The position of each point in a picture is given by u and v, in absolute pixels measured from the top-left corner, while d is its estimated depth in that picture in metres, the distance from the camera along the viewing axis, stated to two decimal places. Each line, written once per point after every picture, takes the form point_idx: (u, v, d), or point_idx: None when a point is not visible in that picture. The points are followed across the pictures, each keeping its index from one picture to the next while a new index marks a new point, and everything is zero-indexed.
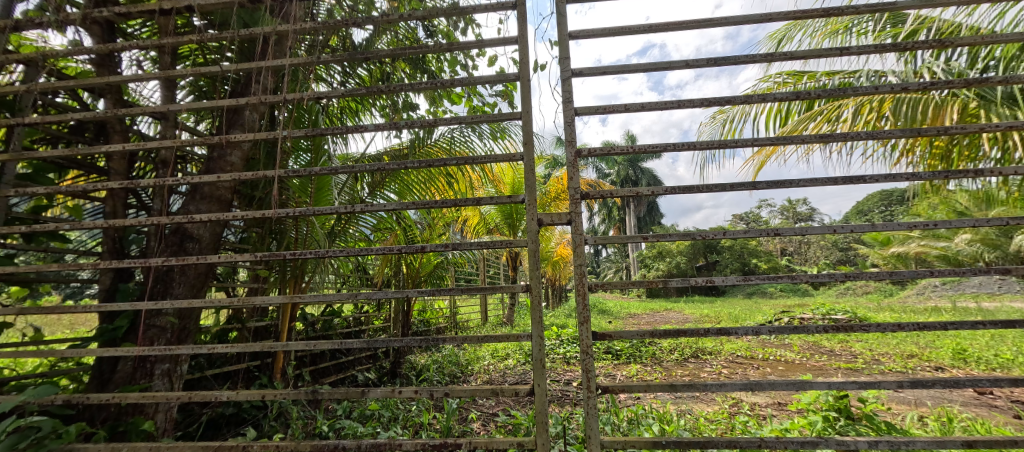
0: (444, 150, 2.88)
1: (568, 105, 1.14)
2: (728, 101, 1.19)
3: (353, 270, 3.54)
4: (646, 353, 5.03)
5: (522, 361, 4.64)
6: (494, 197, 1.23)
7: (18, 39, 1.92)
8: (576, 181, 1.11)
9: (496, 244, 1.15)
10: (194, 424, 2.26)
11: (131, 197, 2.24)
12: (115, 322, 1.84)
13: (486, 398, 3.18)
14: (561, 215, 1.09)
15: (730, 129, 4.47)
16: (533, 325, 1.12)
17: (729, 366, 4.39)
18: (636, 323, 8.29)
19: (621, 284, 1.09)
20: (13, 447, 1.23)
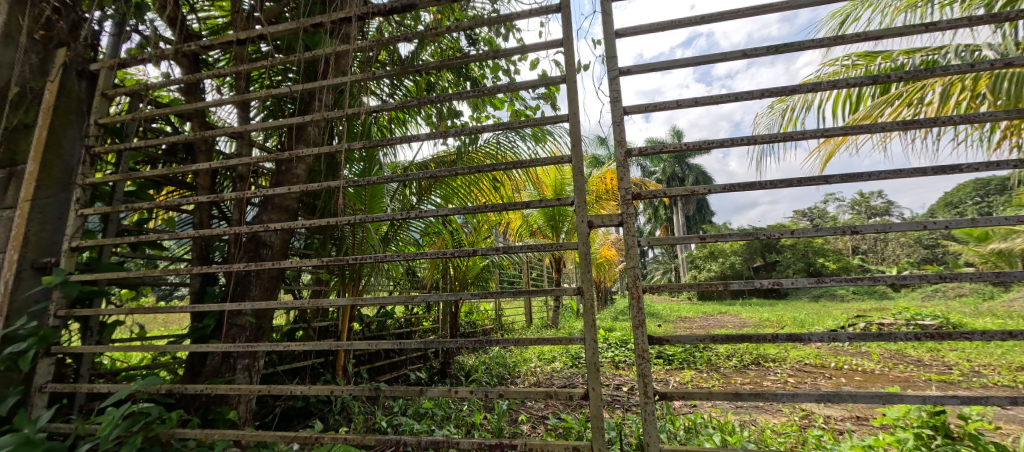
0: (489, 155, 2.95)
1: (615, 105, 1.15)
2: (792, 90, 1.13)
3: (403, 273, 3.71)
4: (700, 359, 4.85)
5: (570, 364, 4.62)
6: (542, 200, 1.23)
7: (123, 74, 2.21)
8: (627, 182, 1.11)
9: (547, 247, 1.16)
10: (270, 415, 2.47)
11: (214, 208, 2.50)
12: (203, 321, 2.06)
13: (536, 401, 3.21)
14: (612, 217, 1.10)
15: (790, 118, 4.23)
16: (587, 326, 1.13)
17: (795, 375, 4.12)
18: (688, 328, 7.98)
19: (678, 286, 1.08)
20: (129, 430, 1.40)
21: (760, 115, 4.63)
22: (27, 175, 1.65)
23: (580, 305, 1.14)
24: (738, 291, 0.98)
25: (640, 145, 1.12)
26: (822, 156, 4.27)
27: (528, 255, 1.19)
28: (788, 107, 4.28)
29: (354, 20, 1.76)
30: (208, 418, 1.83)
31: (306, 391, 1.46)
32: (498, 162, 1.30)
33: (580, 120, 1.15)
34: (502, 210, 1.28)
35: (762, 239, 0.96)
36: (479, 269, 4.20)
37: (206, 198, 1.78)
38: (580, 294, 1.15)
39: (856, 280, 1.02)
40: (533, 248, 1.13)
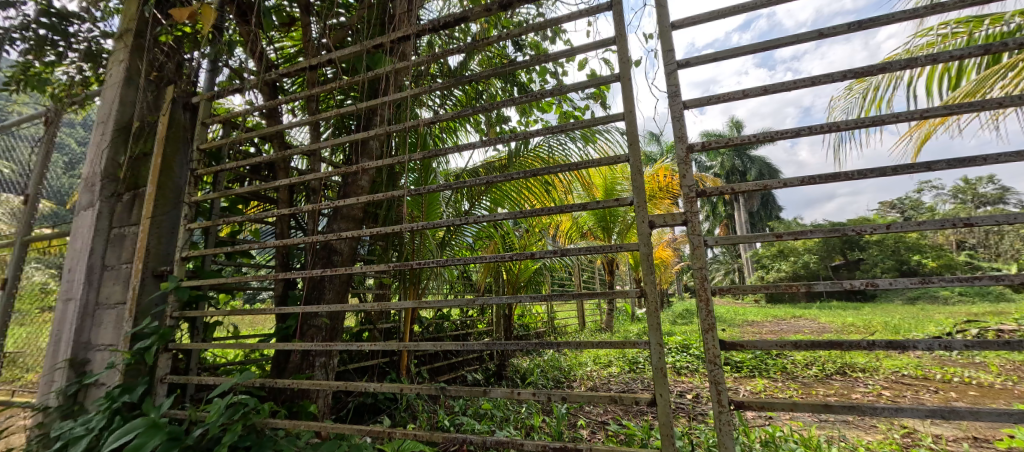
0: (539, 158, 2.98)
1: (673, 103, 1.12)
2: (882, 69, 0.96)
3: (458, 277, 3.84)
4: (773, 367, 4.54)
5: (626, 368, 4.53)
6: (600, 201, 1.18)
7: (215, 103, 2.50)
8: (690, 180, 1.10)
9: (607, 248, 1.16)
10: (344, 410, 2.68)
11: (292, 220, 2.74)
12: (287, 322, 2.27)
13: (594, 406, 3.18)
14: (674, 216, 1.09)
15: (875, 99, 3.88)
16: (652, 329, 1.11)
17: (890, 388, 3.74)
18: (756, 332, 7.48)
19: (751, 287, 1.03)
20: (231, 418, 1.55)
21: (837, 98, 4.30)
22: (148, 195, 1.93)
23: (643, 307, 1.12)
24: (822, 292, 0.91)
25: (703, 139, 1.09)
26: (918, 138, 3.87)
27: (587, 257, 1.18)
28: (870, 88, 3.93)
29: (410, 38, 1.85)
30: (294, 410, 2.01)
31: (376, 389, 1.54)
32: (553, 164, 1.31)
33: (636, 119, 1.15)
34: (558, 213, 1.28)
35: (848, 234, 0.89)
36: (531, 272, 4.23)
37: (285, 210, 1.95)
38: (643, 296, 1.13)
39: (968, 280, 0.90)
40: (592, 249, 1.13)
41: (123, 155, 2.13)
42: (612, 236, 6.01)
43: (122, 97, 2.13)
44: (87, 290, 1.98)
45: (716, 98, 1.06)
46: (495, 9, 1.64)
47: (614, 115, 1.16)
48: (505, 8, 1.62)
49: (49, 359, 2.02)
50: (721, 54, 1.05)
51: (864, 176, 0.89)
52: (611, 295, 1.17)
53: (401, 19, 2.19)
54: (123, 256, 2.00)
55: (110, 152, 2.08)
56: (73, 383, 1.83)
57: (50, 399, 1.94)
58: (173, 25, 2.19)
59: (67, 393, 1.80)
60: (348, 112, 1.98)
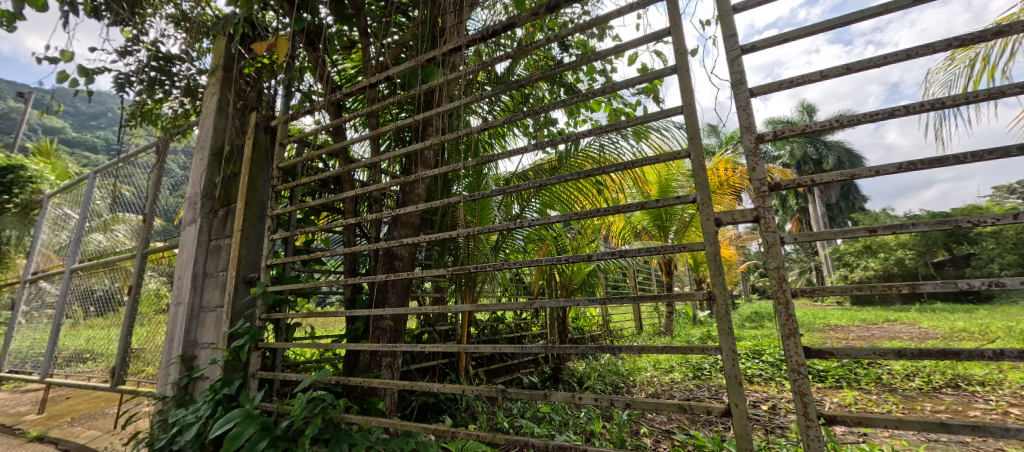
0: (590, 158, 2.97)
1: (737, 89, 1.05)
2: (996, 34, 0.84)
3: (510, 280, 3.90)
4: (866, 378, 4.14)
5: (689, 375, 4.35)
6: (660, 200, 1.15)
7: (290, 124, 2.75)
8: (760, 172, 1.02)
9: (669, 248, 1.12)
10: (409, 408, 2.81)
11: (357, 228, 2.93)
12: (355, 323, 2.43)
13: (658, 413, 3.10)
14: (744, 213, 1.02)
15: (987, 67, 3.44)
16: (723, 333, 1.04)
17: (1019, 405, 3.26)
18: (840, 337, 6.85)
19: (839, 288, 0.92)
20: (312, 412, 1.68)
21: (936, 70, 3.88)
22: (238, 210, 2.19)
23: (711, 309, 1.06)
24: (931, 293, 0.79)
25: (773, 129, 1.01)
26: None
27: (649, 258, 1.16)
28: (979, 56, 3.50)
29: (459, 48, 1.91)
30: (365, 408, 2.13)
31: (440, 389, 1.58)
32: (608, 164, 1.29)
33: (696, 111, 1.10)
34: (614, 214, 1.27)
35: (959, 225, 0.79)
36: (585, 274, 4.21)
37: (351, 219, 2.07)
38: (711, 299, 1.08)
39: None
40: (654, 249, 1.10)
41: (217, 176, 2.43)
42: (669, 236, 5.82)
43: (215, 126, 2.44)
44: (193, 296, 2.28)
45: (787, 81, 0.97)
46: (542, 13, 1.66)
47: (672, 109, 1.12)
48: (552, 10, 1.63)
49: (164, 355, 2.33)
50: (791, 35, 0.98)
51: (978, 158, 0.79)
52: (675, 297, 1.13)
53: (450, 31, 2.28)
54: (219, 265, 2.26)
55: (207, 173, 2.39)
56: (184, 376, 2.11)
57: (167, 390, 2.24)
58: (253, 57, 2.46)
59: (180, 384, 2.08)
60: (404, 125, 2.08)
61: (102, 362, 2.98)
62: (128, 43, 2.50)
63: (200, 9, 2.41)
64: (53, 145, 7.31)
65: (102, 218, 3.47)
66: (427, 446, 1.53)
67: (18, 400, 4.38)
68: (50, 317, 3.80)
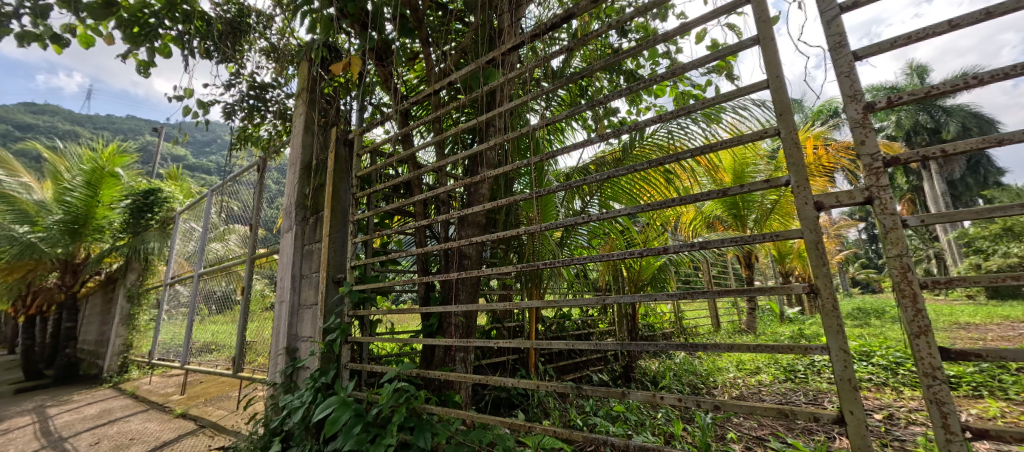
0: (655, 147, 2.83)
1: (838, 51, 0.92)
2: None
3: (576, 277, 3.89)
4: (1012, 386, 3.50)
5: (779, 376, 4.00)
6: (745, 185, 1.03)
7: (365, 136, 2.98)
8: (871, 146, 0.86)
9: (755, 237, 0.99)
10: (483, 402, 2.92)
11: (427, 230, 3.09)
12: (430, 320, 2.56)
13: (745, 418, 2.90)
14: (853, 194, 0.87)
15: None
16: (831, 331, 0.89)
17: None
18: (973, 337, 5.86)
19: (986, 277, 0.76)
20: (398, 401, 1.81)
21: None
22: (325, 217, 2.43)
23: (816, 306, 0.92)
24: None
25: (886, 95, 0.86)
26: None
27: (734, 248, 1.05)
28: None
29: (518, 46, 1.94)
30: (442, 400, 2.23)
31: (514, 384, 1.61)
32: (681, 151, 1.22)
33: (783, 85, 0.99)
34: (692, 203, 1.20)
35: None
36: (654, 268, 4.07)
37: (422, 221, 2.17)
38: (814, 292, 0.93)
39: None
40: (739, 240, 0.99)
41: (308, 187, 2.73)
42: (747, 226, 5.45)
43: (304, 143, 2.74)
44: (292, 295, 2.58)
45: (902, 38, 0.84)
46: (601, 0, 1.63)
47: (756, 84, 1.00)
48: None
49: (273, 346, 2.66)
50: None
51: None
52: (771, 291, 1.00)
53: (508, 31, 2.32)
54: (313, 266, 2.53)
55: (298, 185, 2.69)
56: (289, 366, 2.39)
57: (276, 378, 2.56)
58: (331, 77, 2.71)
59: (286, 372, 2.37)
60: (467, 128, 2.14)
61: (224, 353, 3.46)
62: (231, 76, 2.88)
63: (286, 39, 2.69)
64: (179, 170, 8.51)
65: (219, 229, 4.02)
66: (505, 439, 1.57)
67: (166, 383, 5.25)
68: (185, 314, 4.49)
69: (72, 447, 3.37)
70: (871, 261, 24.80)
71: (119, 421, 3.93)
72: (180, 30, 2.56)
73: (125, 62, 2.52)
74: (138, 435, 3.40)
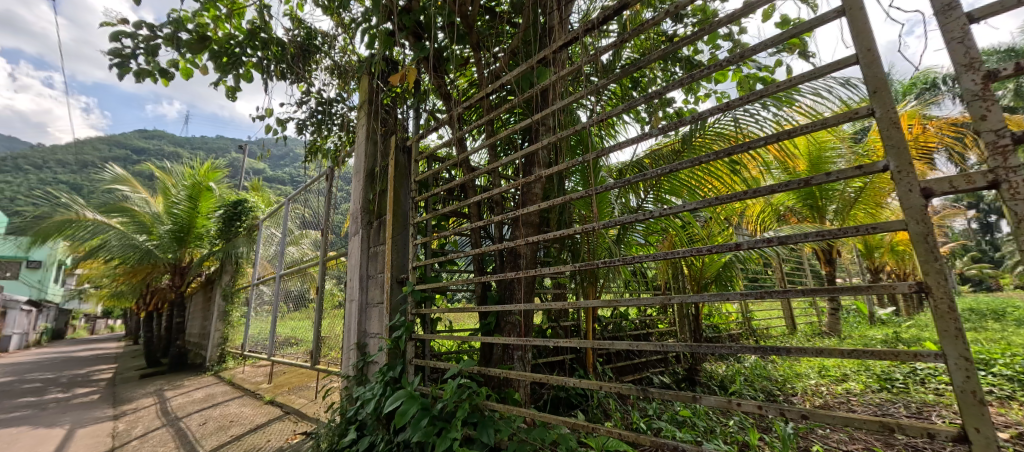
0: (717, 137, 2.64)
1: (948, 14, 0.79)
2: None
3: (633, 275, 3.80)
4: None
5: (871, 385, 3.61)
6: (831, 173, 0.91)
7: (423, 142, 3.12)
8: (995, 120, 0.73)
9: (844, 231, 0.88)
10: (542, 400, 2.94)
11: (484, 230, 3.15)
12: (487, 319, 2.62)
13: (833, 431, 2.65)
14: (973, 179, 0.73)
15: None
16: (946, 335, 0.75)
17: None
18: None
19: None
20: (461, 397, 1.86)
21: None
22: (387, 220, 2.58)
23: (929, 307, 0.77)
24: None
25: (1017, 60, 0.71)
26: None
27: (817, 242, 0.95)
28: None
29: (567, 45, 1.93)
30: (502, 397, 2.27)
31: (576, 383, 1.60)
32: (754, 139, 1.14)
33: (877, 58, 0.84)
34: (765, 195, 1.11)
35: None
36: (719, 265, 3.85)
37: (478, 223, 2.20)
38: (924, 292, 0.79)
39: None
40: (823, 233, 0.90)
41: (371, 193, 2.91)
42: (825, 218, 5.00)
43: (368, 152, 2.94)
44: (361, 294, 2.77)
45: None
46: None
47: (841, 61, 0.90)
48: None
49: (346, 341, 2.88)
50: None
51: None
52: (868, 290, 0.87)
53: (556, 29, 2.31)
54: (378, 267, 2.69)
55: (363, 191, 2.88)
56: (360, 360, 2.57)
57: (350, 371, 2.77)
58: (389, 89, 2.86)
59: (358, 366, 2.54)
60: (520, 129, 2.15)
61: (303, 347, 3.78)
62: (302, 95, 3.14)
63: (347, 56, 2.88)
64: (261, 182, 9.37)
65: (295, 234, 4.40)
66: (567, 438, 1.56)
67: (256, 372, 5.84)
68: (269, 312, 4.97)
69: (184, 426, 3.86)
70: (985, 255, 21.56)
71: (220, 405, 4.43)
72: (260, 56, 2.85)
73: (217, 88, 2.85)
74: (236, 418, 3.82)
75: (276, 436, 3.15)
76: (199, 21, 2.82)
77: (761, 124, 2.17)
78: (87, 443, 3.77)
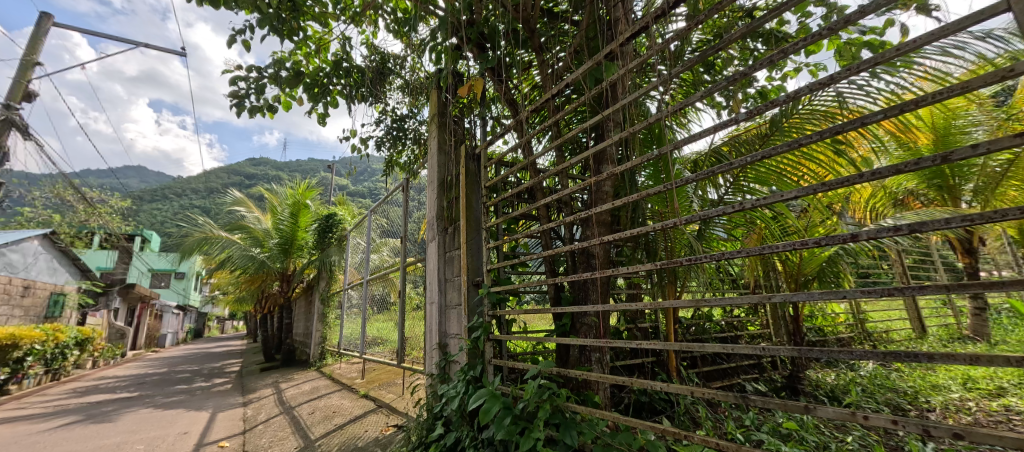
0: (813, 118, 2.37)
1: None
2: None
3: (716, 273, 3.53)
4: None
5: None
6: (979, 148, 0.75)
7: (492, 147, 3.19)
8: None
9: (1006, 215, 0.72)
10: (623, 404, 2.85)
11: (554, 231, 3.12)
12: (563, 320, 2.58)
13: None
14: None
15: None
16: None
17: None
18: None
19: None
20: (542, 397, 1.86)
21: None
22: (461, 226, 2.66)
23: None
24: None
25: None
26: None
27: (962, 229, 0.80)
28: None
29: (633, 37, 1.86)
30: (582, 399, 2.22)
31: (663, 387, 1.51)
32: (868, 114, 0.99)
33: None
34: (882, 178, 0.96)
35: None
36: (822, 259, 3.39)
37: (549, 224, 2.16)
38: None
39: None
40: (974, 219, 0.75)
41: (444, 201, 3.04)
42: (957, 201, 4.24)
43: (440, 162, 3.07)
44: (440, 296, 2.91)
45: None
46: None
47: (985, 11, 0.75)
48: None
49: (427, 341, 3.03)
50: None
51: None
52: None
53: (620, 21, 2.24)
54: (454, 271, 2.80)
55: (436, 199, 3.02)
56: (442, 360, 2.69)
57: (434, 369, 2.92)
58: (457, 100, 2.98)
59: (440, 365, 2.67)
60: (588, 127, 2.08)
61: (389, 346, 4.05)
62: (379, 115, 3.38)
63: (416, 74, 3.05)
64: (345, 196, 10.20)
65: (377, 242, 4.75)
66: (656, 446, 1.48)
67: (352, 369, 6.38)
68: (358, 314, 5.42)
69: (296, 415, 4.34)
70: None
71: (323, 398, 4.91)
72: (344, 84, 3.14)
73: (310, 117, 3.18)
74: (337, 409, 4.21)
75: (372, 427, 3.42)
76: (294, 59, 3.17)
77: (872, 97, 1.89)
78: (225, 425, 4.40)
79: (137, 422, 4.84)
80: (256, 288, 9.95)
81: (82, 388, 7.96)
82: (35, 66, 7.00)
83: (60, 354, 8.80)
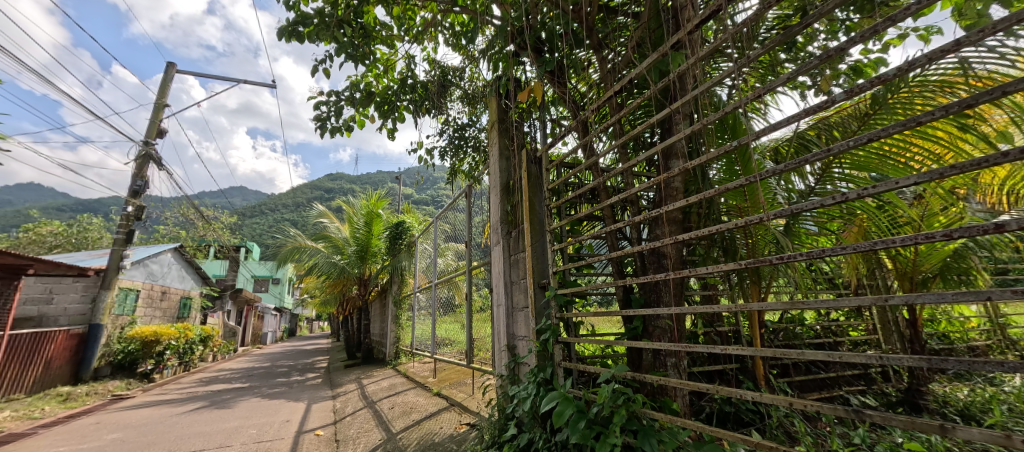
0: (926, 91, 2.05)
1: None
2: None
3: (807, 273, 3.18)
4: None
5: None
6: None
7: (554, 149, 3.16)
8: None
9: None
10: (704, 414, 2.65)
11: (621, 231, 3.01)
12: (635, 323, 2.47)
13: None
14: None
15: None
16: None
17: None
18: None
19: None
20: (615, 403, 1.80)
21: None
22: (526, 228, 2.67)
23: None
24: None
25: None
26: None
27: None
28: None
29: (699, 24, 1.75)
30: (658, 406, 2.11)
31: (755, 396, 1.37)
32: (1009, 80, 0.82)
33: None
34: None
35: None
36: (944, 255, 2.92)
37: (616, 224, 2.09)
38: None
39: None
40: None
41: (508, 205, 3.07)
42: None
43: (502, 167, 3.11)
44: (507, 299, 2.94)
45: None
46: None
47: None
48: None
49: (496, 343, 3.08)
50: None
51: None
52: None
53: (684, 8, 2.12)
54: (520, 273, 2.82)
55: (500, 203, 3.06)
56: (512, 361, 2.72)
57: (503, 371, 2.96)
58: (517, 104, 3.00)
59: (510, 366, 2.71)
60: (655, 122, 1.98)
61: (459, 347, 4.18)
62: (443, 125, 3.52)
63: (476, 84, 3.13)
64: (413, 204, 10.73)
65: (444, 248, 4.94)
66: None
67: (425, 368, 6.68)
68: (429, 316, 5.67)
69: (378, 409, 4.64)
70: None
71: (401, 394, 5.20)
72: (410, 99, 3.31)
73: (381, 132, 3.40)
74: (414, 405, 4.42)
75: (446, 424, 3.55)
76: (366, 80, 3.40)
77: (1007, 61, 1.59)
78: (319, 416, 4.83)
79: (248, 411, 5.47)
80: (339, 292, 10.81)
81: (206, 378, 9.18)
82: (164, 107, 8.27)
83: (190, 349, 10.21)
